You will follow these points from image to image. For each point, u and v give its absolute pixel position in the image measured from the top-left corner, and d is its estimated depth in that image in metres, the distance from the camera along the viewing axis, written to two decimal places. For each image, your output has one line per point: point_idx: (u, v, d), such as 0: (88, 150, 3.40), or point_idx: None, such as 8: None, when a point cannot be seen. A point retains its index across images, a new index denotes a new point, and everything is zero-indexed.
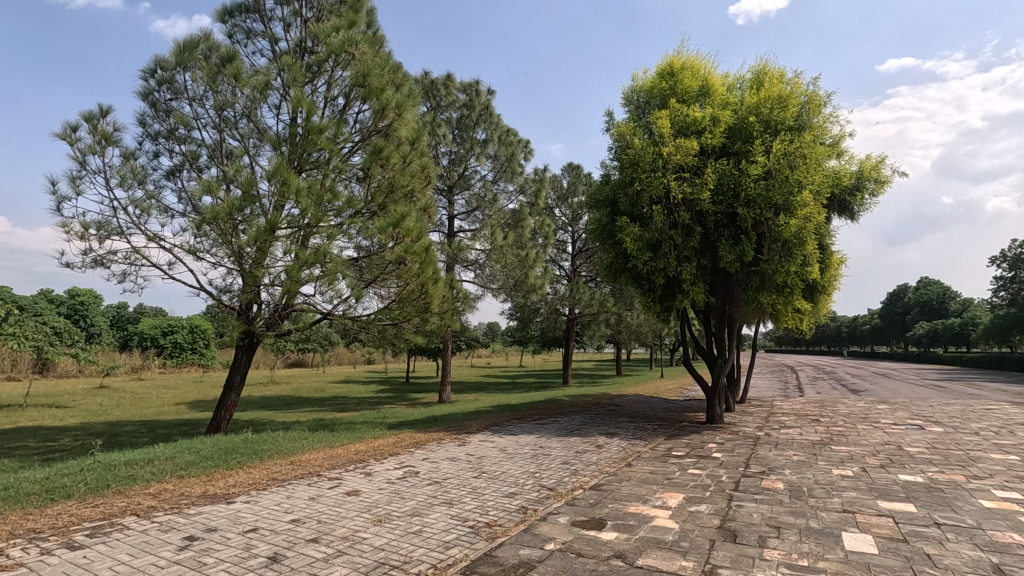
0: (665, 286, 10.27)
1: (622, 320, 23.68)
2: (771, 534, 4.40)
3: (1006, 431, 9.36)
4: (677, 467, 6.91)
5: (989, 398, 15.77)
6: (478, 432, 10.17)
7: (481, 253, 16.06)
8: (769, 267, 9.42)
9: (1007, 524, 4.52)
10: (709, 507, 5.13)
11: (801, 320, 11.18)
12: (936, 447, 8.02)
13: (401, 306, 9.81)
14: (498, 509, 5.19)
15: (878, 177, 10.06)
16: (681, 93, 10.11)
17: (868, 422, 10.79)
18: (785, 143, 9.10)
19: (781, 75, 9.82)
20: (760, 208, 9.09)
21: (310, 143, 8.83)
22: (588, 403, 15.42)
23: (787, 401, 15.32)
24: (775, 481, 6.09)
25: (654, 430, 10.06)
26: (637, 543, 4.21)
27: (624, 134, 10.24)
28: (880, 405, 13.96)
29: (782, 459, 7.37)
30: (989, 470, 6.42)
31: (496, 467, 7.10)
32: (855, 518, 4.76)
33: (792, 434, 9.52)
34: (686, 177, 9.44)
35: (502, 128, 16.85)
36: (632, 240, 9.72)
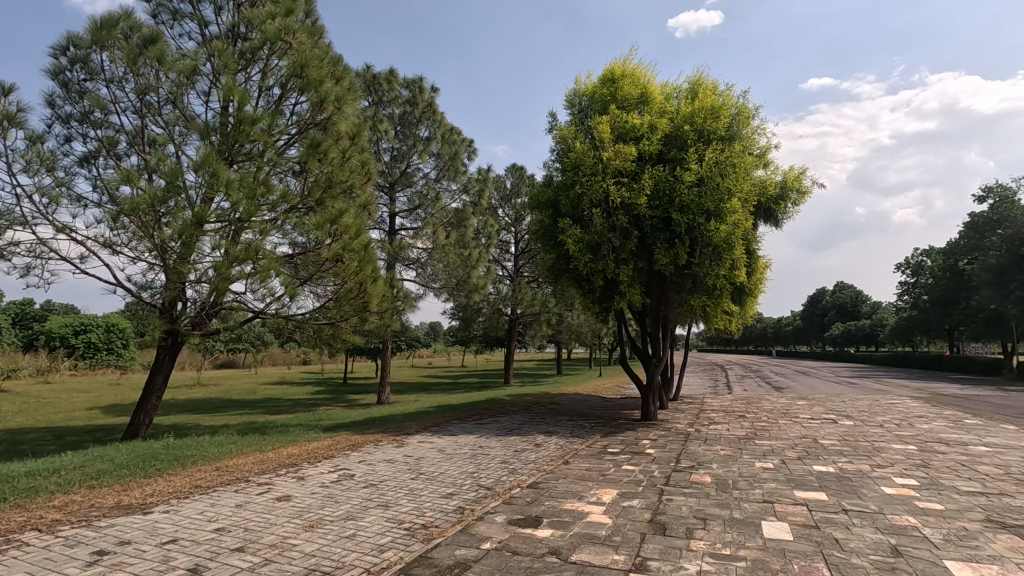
0: (604, 287, 10.53)
1: (563, 320, 24.09)
2: (698, 526, 4.61)
3: (906, 423, 10.23)
4: (612, 463, 7.10)
5: (894, 393, 17.15)
6: (417, 433, 10.02)
7: (422, 252, 15.88)
8: (701, 270, 9.80)
9: (904, 508, 4.96)
10: (641, 502, 5.32)
11: (729, 321, 11.74)
12: (846, 439, 8.66)
13: (339, 305, 9.56)
14: (435, 510, 5.15)
15: (800, 187, 10.72)
16: (622, 100, 10.42)
17: (788, 417, 11.50)
18: (717, 152, 9.54)
19: (714, 87, 10.28)
20: (693, 214, 9.48)
21: (242, 134, 8.44)
22: (529, 403, 15.49)
23: (717, 398, 16.06)
24: (703, 475, 6.39)
25: (591, 429, 10.27)
26: (572, 539, 4.29)
27: (566, 138, 10.44)
28: (800, 401, 14.91)
29: (710, 453, 7.73)
30: (891, 460, 7.00)
31: (434, 469, 7.03)
32: (773, 507, 5.07)
33: (720, 429, 10.00)
34: (625, 182, 9.75)
35: (445, 126, 16.73)
36: (573, 242, 9.90)
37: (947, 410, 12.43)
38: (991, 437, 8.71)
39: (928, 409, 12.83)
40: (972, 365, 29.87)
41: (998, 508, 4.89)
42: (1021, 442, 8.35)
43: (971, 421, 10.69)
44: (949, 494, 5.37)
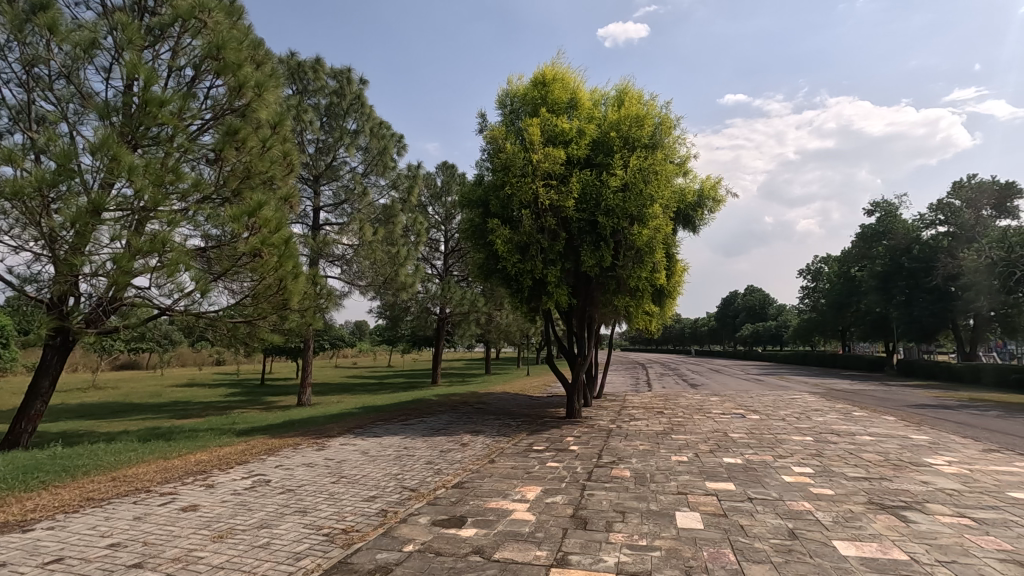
0: (532, 287, 10.66)
1: (492, 320, 24.18)
2: (617, 519, 4.78)
3: (804, 416, 11.13)
4: (537, 461, 7.21)
5: (794, 389, 18.61)
6: (339, 435, 9.71)
7: (348, 249, 15.38)
8: (624, 272, 10.17)
9: (801, 494, 5.40)
10: (564, 497, 5.44)
11: (650, 321, 12.26)
12: (752, 432, 9.29)
13: (256, 302, 9.07)
14: (356, 514, 5.01)
15: (715, 196, 11.38)
16: (552, 103, 10.61)
17: (702, 412, 12.17)
18: (641, 159, 9.92)
19: (639, 96, 10.68)
20: (618, 218, 9.80)
21: (148, 116, 7.79)
22: (456, 403, 15.36)
23: (638, 396, 16.74)
24: (623, 470, 6.63)
25: (517, 427, 10.38)
26: (496, 537, 4.32)
27: (497, 138, 10.49)
28: (712, 397, 15.82)
29: (630, 448, 8.04)
30: (791, 450, 7.59)
31: (356, 472, 6.83)
32: (687, 498, 5.34)
33: (639, 425, 10.41)
34: (553, 184, 9.94)
35: (374, 120, 16.33)
36: (502, 242, 9.97)
37: (839, 404, 13.65)
38: (874, 427, 9.66)
39: (822, 403, 14.04)
40: (860, 363, 32.99)
41: (879, 491, 5.43)
42: (899, 431, 9.32)
43: (858, 413, 11.80)
44: (839, 480, 5.89)
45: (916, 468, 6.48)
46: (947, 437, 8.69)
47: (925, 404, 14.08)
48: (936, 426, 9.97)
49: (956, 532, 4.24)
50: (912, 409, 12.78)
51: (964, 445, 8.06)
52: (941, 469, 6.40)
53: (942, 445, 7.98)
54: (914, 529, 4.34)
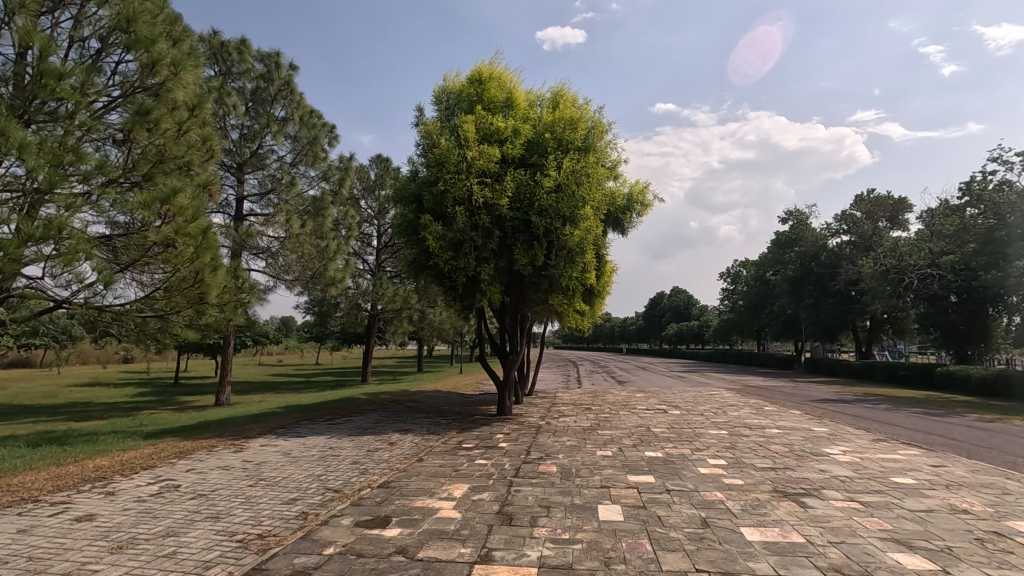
0: (465, 285, 10.65)
1: (425, 318, 23.90)
2: (542, 514, 4.87)
3: (721, 411, 11.81)
4: (466, 459, 7.21)
5: (712, 385, 19.73)
6: (259, 436, 9.28)
7: (274, 241, 14.67)
8: (556, 272, 10.30)
9: (714, 485, 5.72)
10: (491, 494, 5.47)
11: (581, 320, 12.54)
12: (673, 427, 9.72)
13: (168, 295, 8.41)
14: (274, 518, 4.80)
15: (644, 201, 11.81)
16: (488, 101, 10.64)
17: (628, 408, 12.64)
18: (574, 161, 10.10)
19: (573, 99, 10.88)
20: (551, 218, 9.93)
21: (44, 89, 7.07)
22: (386, 402, 15.04)
23: (568, 392, 17.10)
24: (549, 466, 6.76)
25: (448, 425, 10.32)
26: (420, 536, 4.27)
27: (431, 133, 10.43)
28: (638, 394, 16.43)
29: (558, 444, 8.22)
30: (707, 444, 8.02)
31: (276, 473, 6.54)
32: (609, 492, 5.52)
33: (568, 422, 10.65)
34: (488, 182, 9.97)
35: (305, 108, 15.67)
36: (434, 239, 9.91)
37: (752, 399, 14.57)
38: (782, 421, 10.38)
39: (738, 398, 14.97)
40: (773, 361, 35.38)
41: (783, 480, 5.84)
42: (803, 424, 10.07)
43: (768, 408, 12.63)
44: (748, 471, 6.29)
45: (815, 458, 7.04)
46: (843, 429, 9.50)
47: (826, 398, 15.33)
48: (835, 419, 10.89)
49: (846, 515, 4.65)
50: (815, 403, 13.86)
51: (857, 436, 8.84)
52: (837, 458, 7.00)
53: (839, 437, 8.73)
54: (812, 513, 4.71)
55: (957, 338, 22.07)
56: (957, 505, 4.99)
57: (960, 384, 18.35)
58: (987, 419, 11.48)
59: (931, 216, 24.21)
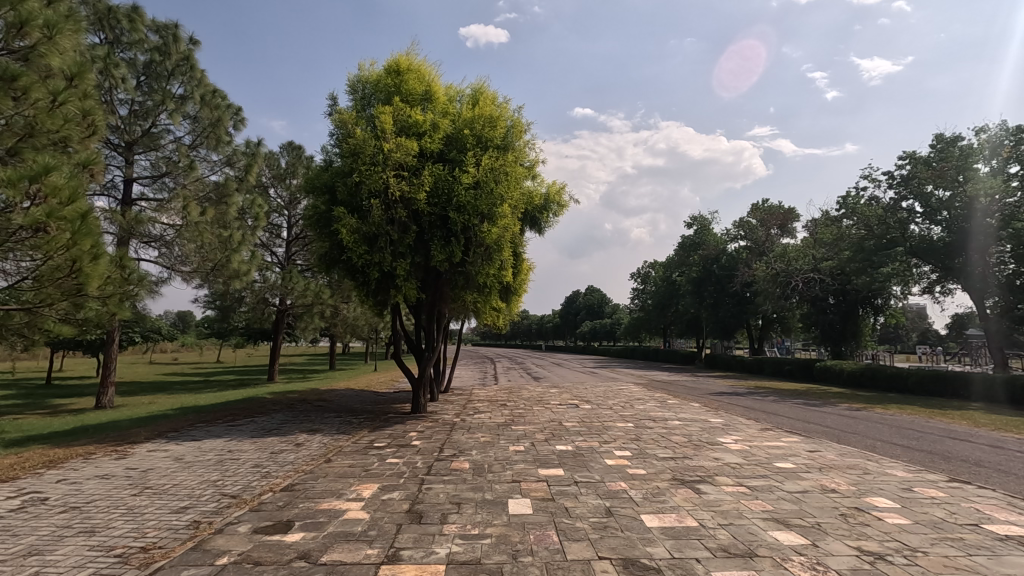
0: (379, 280, 10.39)
1: (338, 313, 23.02)
2: (452, 510, 4.86)
3: (629, 405, 12.40)
4: (376, 458, 7.04)
5: (622, 380, 20.63)
6: (146, 441, 8.52)
7: (168, 228, 13.50)
8: (473, 268, 10.28)
9: (619, 475, 5.99)
10: (401, 493, 5.38)
11: (498, 317, 12.64)
12: (584, 421, 10.07)
13: (38, 286, 7.49)
14: (160, 529, 4.43)
15: (560, 201, 12.09)
16: (406, 93, 10.46)
17: (541, 404, 12.93)
18: (492, 159, 10.11)
19: (493, 97, 10.91)
20: (469, 215, 9.88)
21: None
22: (294, 401, 14.37)
23: (484, 389, 17.22)
24: (462, 462, 6.76)
25: (359, 424, 10.04)
26: (324, 540, 4.12)
27: (346, 123, 10.10)
28: (552, 389, 16.87)
29: (472, 441, 8.25)
30: (614, 436, 8.39)
31: (165, 480, 6.04)
32: (520, 486, 5.62)
33: (482, 418, 10.69)
34: (405, 175, 9.78)
35: (207, 87, 14.55)
36: (348, 232, 9.58)
37: (657, 393, 15.41)
38: (683, 413, 11.07)
39: (644, 392, 15.79)
40: (677, 357, 37.62)
41: (681, 469, 6.23)
42: (701, 416, 10.80)
43: (671, 401, 13.42)
44: (650, 461, 6.64)
45: (710, 447, 7.57)
46: (736, 420, 10.27)
47: (722, 392, 16.51)
48: (728, 410, 11.75)
49: (735, 498, 5.04)
50: (712, 396, 14.88)
51: (747, 425, 9.61)
52: (729, 446, 7.56)
53: (732, 426, 9.45)
54: (705, 499, 5.06)
55: (834, 336, 24.58)
56: (828, 485, 5.56)
57: (834, 376, 20.48)
58: (856, 407, 12.87)
59: (815, 226, 26.75)
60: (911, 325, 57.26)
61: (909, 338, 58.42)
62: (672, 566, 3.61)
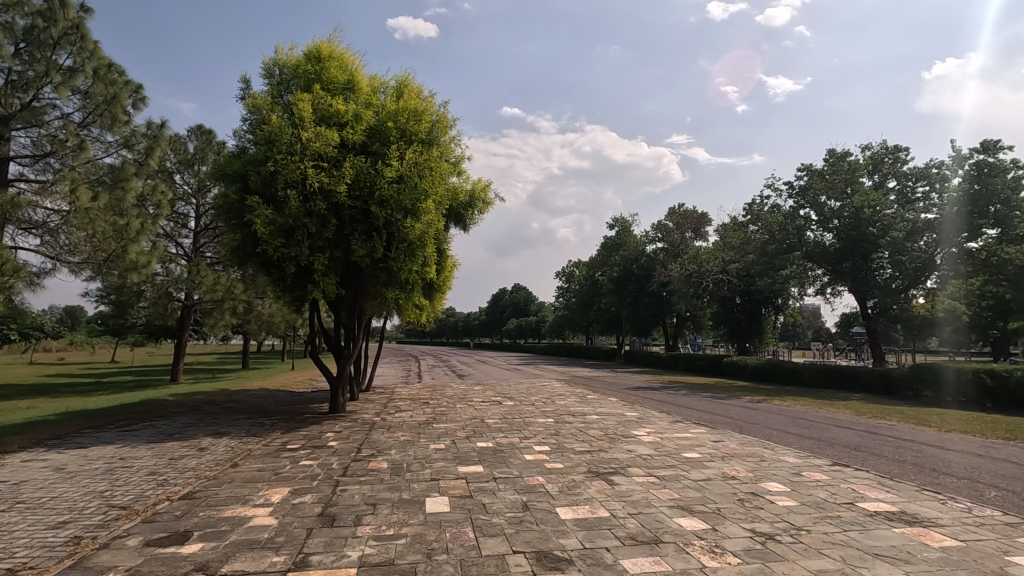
0: (296, 275, 9.95)
1: (252, 309, 21.78)
2: (367, 511, 4.74)
3: (550, 401, 12.67)
4: (288, 461, 6.73)
5: (545, 377, 20.99)
6: (21, 450, 7.64)
7: (53, 214, 12.17)
8: (395, 264, 10.03)
9: (537, 470, 6.10)
10: (313, 496, 5.18)
11: (421, 315, 12.50)
12: (506, 417, 10.16)
13: None
14: (33, 547, 3.99)
15: (485, 198, 12.10)
16: (327, 82, 10.09)
17: (464, 401, 12.92)
18: (417, 153, 9.92)
19: (418, 91, 10.73)
20: (391, 210, 9.64)
21: None
22: (200, 402, 13.44)
23: (407, 387, 16.94)
24: (379, 462, 6.61)
25: (272, 426, 9.57)
26: (226, 549, 3.89)
27: (260, 108, 9.60)
28: (475, 386, 16.91)
29: (391, 440, 8.09)
30: (534, 432, 8.54)
31: (43, 493, 5.45)
32: (438, 484, 5.58)
33: (403, 417, 10.52)
34: (324, 166, 9.42)
35: (101, 60, 13.21)
36: (261, 223, 9.09)
37: (578, 389, 15.86)
38: (601, 408, 11.47)
39: (566, 388, 16.21)
40: (599, 353, 38.88)
41: (596, 461, 6.45)
42: (618, 410, 11.26)
43: (591, 396, 13.84)
44: (568, 455, 6.81)
45: (625, 440, 7.88)
46: (649, 413, 10.77)
47: (638, 386, 17.26)
48: (643, 404, 12.29)
49: (644, 488, 5.28)
50: (629, 391, 15.54)
51: (660, 418, 10.12)
52: (642, 439, 7.92)
53: (645, 420, 9.90)
54: (617, 490, 5.26)
55: (740, 333, 26.46)
56: (728, 472, 5.96)
57: (739, 371, 21.99)
58: (757, 400, 13.89)
59: (724, 230, 28.55)
60: (806, 324, 62.78)
61: (805, 335, 64.07)
62: (582, 556, 3.72)
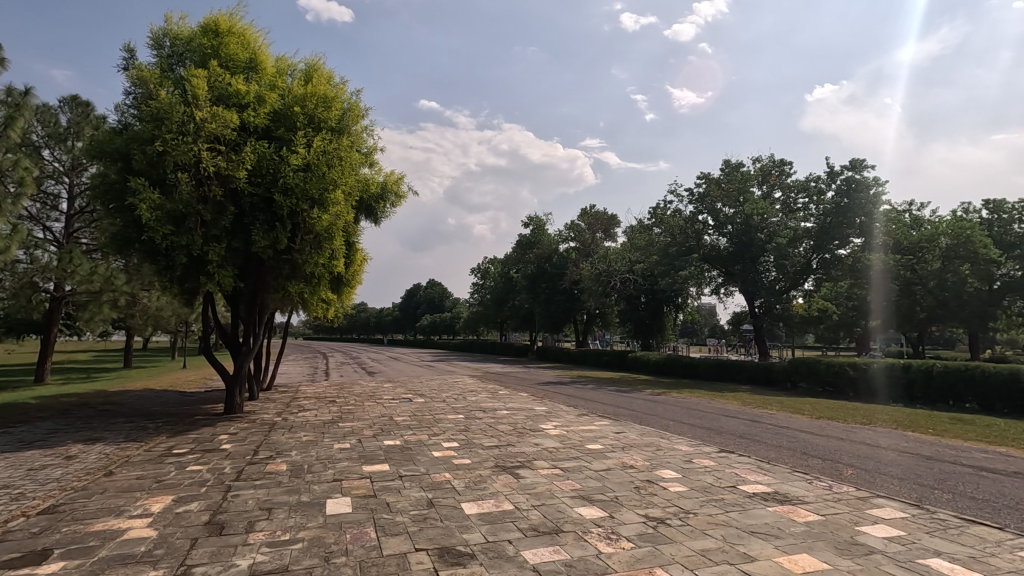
0: (187, 265, 9.18)
1: (137, 302, 19.87)
2: (261, 517, 4.48)
3: (461, 397, 12.67)
4: (174, 467, 6.21)
5: (457, 373, 20.97)
6: None
7: None
8: (300, 257, 9.53)
9: (444, 466, 6.07)
10: (201, 503, 4.82)
11: (328, 310, 12.02)
12: (415, 414, 10.03)
13: None
14: None
15: (398, 191, 11.85)
16: (226, 59, 9.39)
17: (373, 399, 12.59)
18: (325, 142, 9.46)
19: (328, 77, 10.27)
20: (296, 199, 9.13)
21: None
22: (71, 405, 12.06)
23: (312, 385, 16.24)
24: (278, 464, 6.27)
25: (157, 430, 8.79)
26: (93, 567, 3.51)
27: (147, 82, 8.77)
28: (385, 383, 16.55)
29: (292, 441, 7.71)
30: (443, 428, 8.50)
31: None
32: (340, 485, 5.39)
33: (307, 416, 10.06)
34: (221, 150, 8.75)
35: None
36: (147, 208, 8.29)
37: (489, 385, 16.00)
38: (511, 403, 11.65)
39: (477, 384, 16.30)
40: (511, 349, 39.46)
41: (503, 456, 6.53)
42: (527, 404, 11.49)
43: (501, 392, 14.02)
44: (476, 450, 6.85)
45: (532, 434, 8.04)
46: (557, 407, 11.10)
47: (548, 381, 17.74)
48: (552, 399, 12.64)
49: (548, 480, 5.43)
50: (539, 386, 15.89)
51: (566, 412, 10.45)
52: (548, 432, 8.13)
53: (553, 413, 10.18)
54: (523, 483, 5.35)
55: (643, 330, 27.95)
56: (627, 462, 6.27)
57: (642, 365, 23.24)
58: (656, 392, 14.74)
59: (632, 232, 29.97)
60: (703, 321, 67.61)
61: (702, 332, 68.98)
62: (484, 550, 3.76)
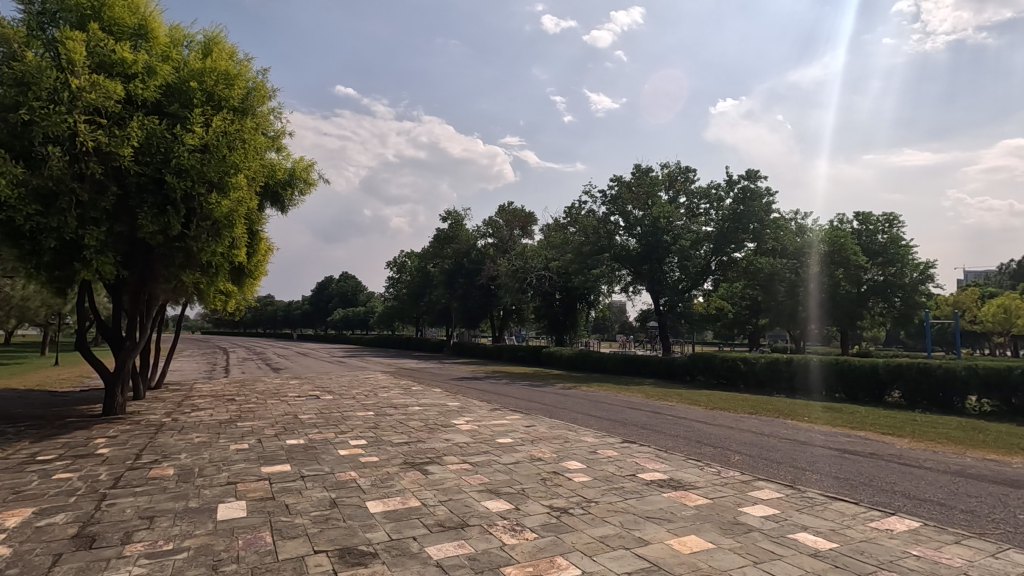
0: (58, 250, 8.20)
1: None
2: (141, 526, 4.11)
3: (371, 393, 12.34)
4: (36, 475, 5.52)
5: (369, 369, 20.40)
6: None
7: None
8: (195, 244, 8.83)
9: (350, 465, 5.89)
10: (68, 515, 4.33)
11: (227, 302, 11.25)
12: (322, 412, 9.64)
13: None
14: None
15: (307, 179, 11.29)
16: (109, 23, 8.48)
17: (276, 396, 11.94)
18: (226, 121, 8.80)
19: (231, 52, 9.57)
20: (192, 181, 8.43)
21: None
22: None
23: (207, 382, 15.13)
24: (164, 469, 5.78)
25: (17, 434, 7.78)
26: None
27: (10, 41, 7.71)
28: (290, 380, 15.73)
29: (182, 442, 7.14)
30: (351, 426, 8.23)
31: None
32: (235, 488, 5.07)
33: (201, 416, 9.35)
34: (102, 123, 7.88)
35: None
36: (8, 184, 7.28)
37: (403, 380, 15.71)
38: (423, 399, 11.51)
39: (390, 380, 15.95)
40: (427, 344, 39.02)
41: (412, 452, 6.44)
42: (439, 400, 11.41)
43: (414, 388, 13.81)
44: (384, 448, 6.69)
45: (443, 429, 8.00)
46: (470, 402, 11.11)
47: (462, 377, 17.71)
48: (465, 394, 12.64)
49: (457, 475, 5.42)
50: (453, 381, 15.83)
51: (479, 407, 10.50)
52: (460, 427, 8.13)
53: (465, 409, 10.19)
54: (431, 479, 5.31)
55: (557, 325, 28.68)
56: (535, 455, 6.41)
57: (555, 360, 23.84)
58: (567, 386, 15.19)
59: (548, 230, 30.60)
60: (614, 317, 70.63)
61: (612, 328, 71.96)
62: (388, 548, 3.69)
